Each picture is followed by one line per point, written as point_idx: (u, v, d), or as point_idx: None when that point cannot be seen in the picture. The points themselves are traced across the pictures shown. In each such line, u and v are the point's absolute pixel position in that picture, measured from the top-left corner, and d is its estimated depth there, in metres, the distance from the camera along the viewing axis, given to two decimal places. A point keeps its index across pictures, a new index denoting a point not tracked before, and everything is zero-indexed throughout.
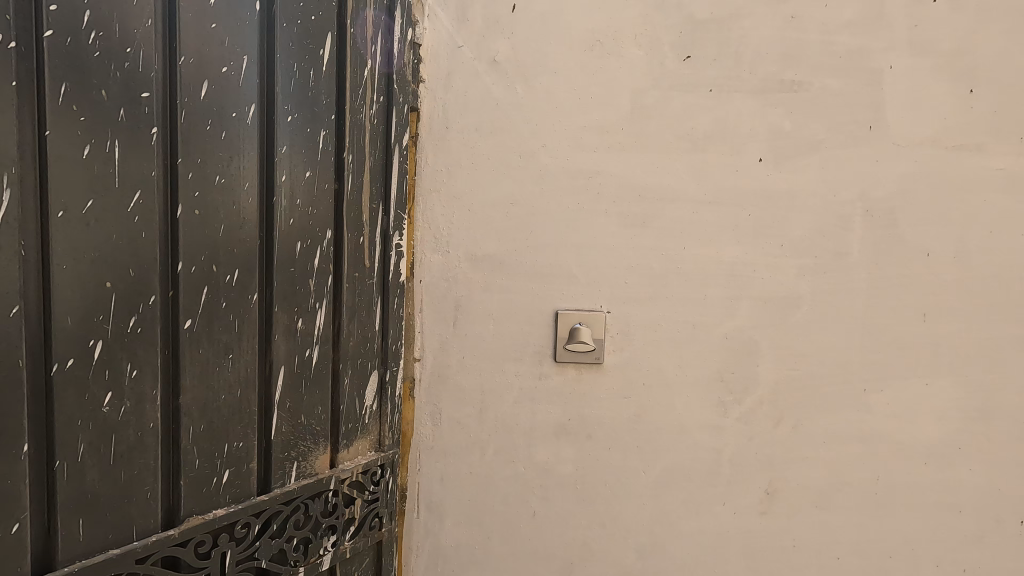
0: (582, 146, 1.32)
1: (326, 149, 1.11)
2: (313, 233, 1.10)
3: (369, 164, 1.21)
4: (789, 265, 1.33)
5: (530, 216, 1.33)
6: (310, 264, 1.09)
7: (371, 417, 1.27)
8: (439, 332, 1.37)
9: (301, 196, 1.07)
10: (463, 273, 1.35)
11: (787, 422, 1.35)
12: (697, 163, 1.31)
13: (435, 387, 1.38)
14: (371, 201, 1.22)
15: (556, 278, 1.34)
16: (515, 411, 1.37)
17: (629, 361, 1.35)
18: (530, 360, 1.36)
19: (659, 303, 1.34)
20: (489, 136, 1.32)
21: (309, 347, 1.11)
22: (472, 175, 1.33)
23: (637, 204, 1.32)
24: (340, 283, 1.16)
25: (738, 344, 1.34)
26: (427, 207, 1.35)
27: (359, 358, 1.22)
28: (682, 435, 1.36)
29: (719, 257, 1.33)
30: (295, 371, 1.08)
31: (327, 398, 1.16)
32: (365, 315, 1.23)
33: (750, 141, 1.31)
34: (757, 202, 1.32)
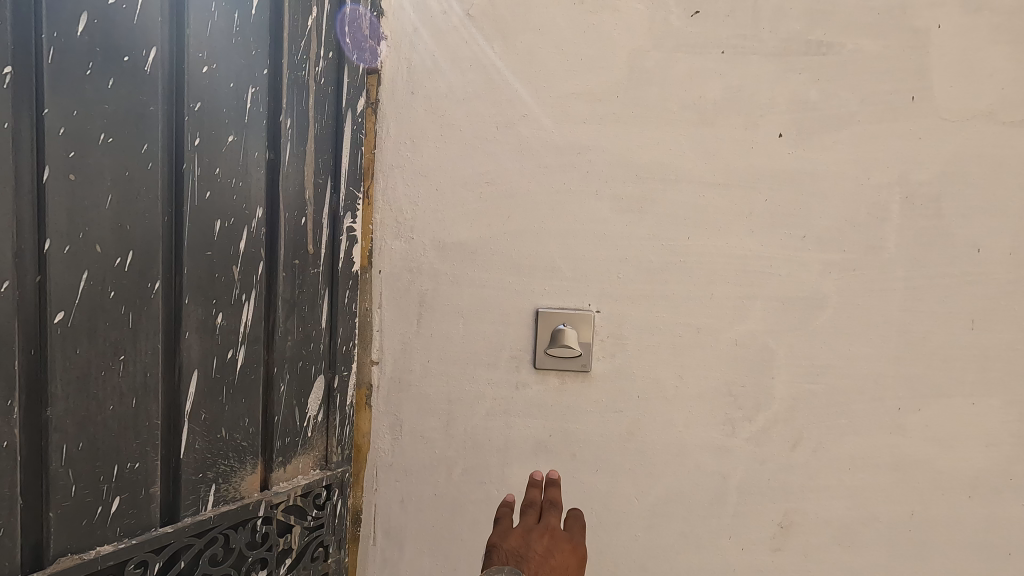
0: (569, 117, 1.12)
1: (256, 111, 0.92)
2: (238, 211, 0.91)
3: (315, 132, 1.03)
4: (812, 260, 1.12)
5: (508, 198, 1.14)
6: (234, 247, 0.91)
7: (314, 430, 1.08)
8: (400, 331, 1.18)
9: (221, 165, 0.88)
10: (430, 264, 1.16)
11: (805, 444, 1.16)
12: (705, 138, 1.11)
13: (395, 395, 1.19)
14: (316, 175, 1.04)
15: (537, 271, 1.15)
16: (488, 425, 1.18)
17: (621, 370, 1.16)
18: (506, 366, 1.16)
19: (657, 303, 1.14)
20: (461, 104, 1.13)
21: (232, 347, 0.92)
22: (441, 150, 1.14)
23: (634, 186, 1.12)
24: (275, 272, 0.98)
25: (750, 353, 1.15)
26: (389, 186, 1.16)
27: (300, 360, 1.04)
28: (682, 457, 1.17)
29: (729, 250, 1.13)
30: (213, 377, 0.90)
31: (257, 408, 0.97)
32: (307, 310, 1.04)
33: (769, 112, 1.11)
34: (775, 185, 1.11)
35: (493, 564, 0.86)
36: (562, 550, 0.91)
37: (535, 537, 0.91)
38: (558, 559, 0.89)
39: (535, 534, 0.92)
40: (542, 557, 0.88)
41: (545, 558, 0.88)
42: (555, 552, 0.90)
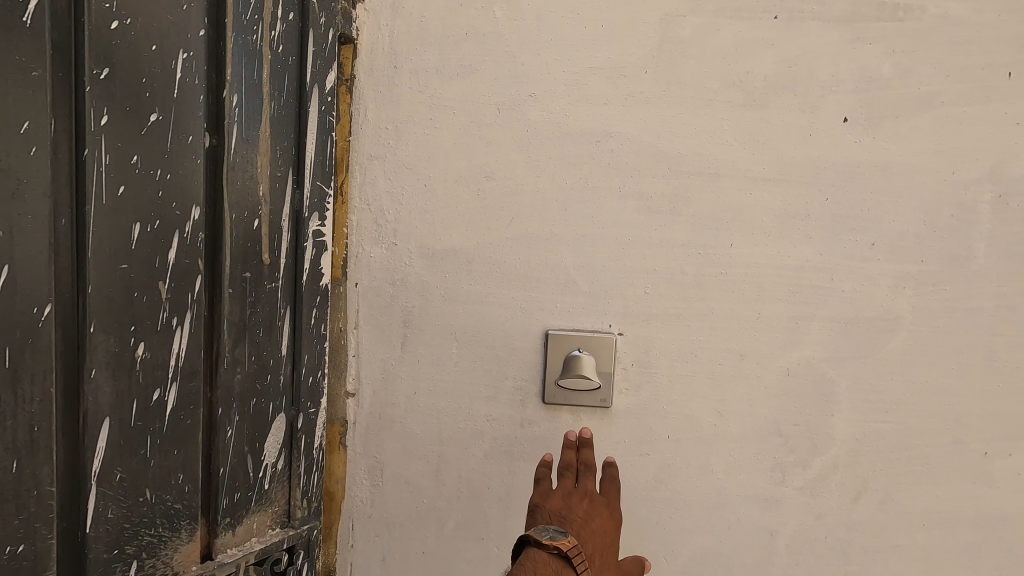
0: (586, 97, 0.92)
1: (189, 82, 0.71)
2: (166, 211, 0.71)
3: (271, 112, 0.81)
4: (881, 273, 0.92)
5: (512, 196, 0.94)
6: (161, 258, 0.71)
7: (272, 481, 0.88)
8: (381, 356, 0.98)
9: (140, 151, 0.67)
10: (416, 275, 0.96)
11: (870, 495, 0.96)
12: (753, 123, 0.91)
13: (374, 434, 0.99)
14: (273, 167, 0.83)
15: (547, 284, 0.94)
16: (486, 470, 0.98)
17: (647, 405, 0.95)
18: (509, 400, 0.96)
19: (692, 324, 0.94)
20: (454, 82, 0.93)
21: (158, 387, 0.72)
22: (430, 137, 0.94)
23: (665, 182, 0.92)
24: (218, 289, 0.77)
25: (805, 385, 0.94)
26: (367, 181, 0.96)
27: (253, 397, 0.83)
28: (720, 509, 0.97)
29: (781, 260, 0.92)
30: (132, 425, 0.70)
31: (194, 462, 0.77)
32: (263, 335, 0.84)
33: (832, 92, 0.90)
34: (838, 181, 0.91)
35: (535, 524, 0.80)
36: (601, 517, 0.83)
37: (575, 501, 0.82)
38: (599, 526, 0.81)
39: (576, 498, 0.83)
40: (582, 524, 0.80)
41: (586, 525, 0.80)
42: (595, 518, 0.82)
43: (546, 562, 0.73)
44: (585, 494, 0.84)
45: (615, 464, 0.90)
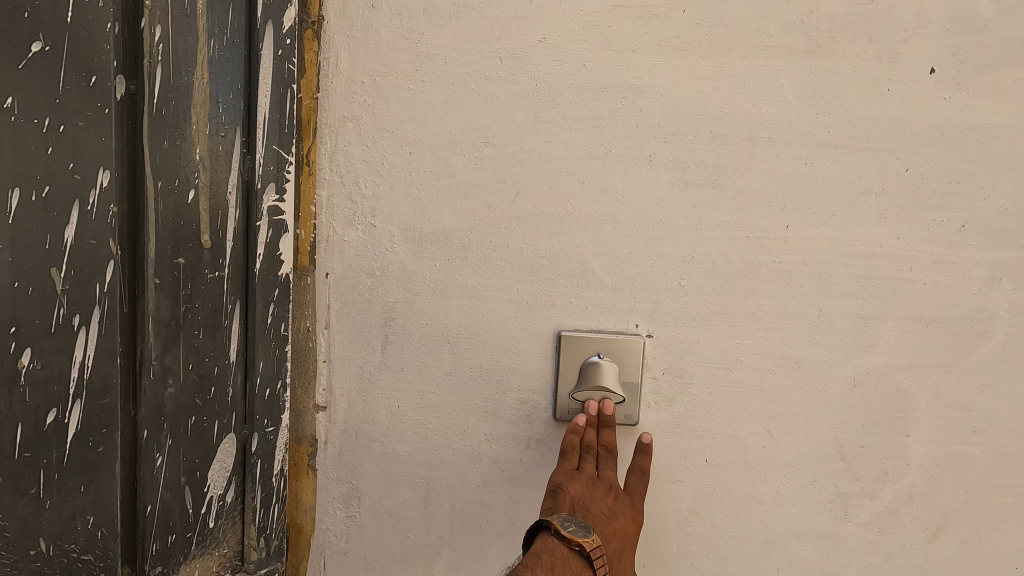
0: (609, 43, 0.74)
1: (88, 2, 0.53)
2: (57, 174, 0.53)
3: (210, 53, 0.64)
4: (974, 261, 0.74)
5: (517, 166, 0.76)
6: (53, 237, 0.54)
7: (220, 517, 0.71)
8: (357, 362, 0.80)
9: (16, 94, 0.51)
10: (400, 264, 0.79)
11: (951, 532, 0.78)
12: (816, 75, 0.73)
13: (350, 455, 0.82)
14: (215, 124, 0.65)
15: (559, 274, 0.77)
16: (485, 500, 0.81)
17: (681, 423, 0.78)
18: (512, 416, 0.79)
19: (738, 324, 0.77)
20: (445, 24, 0.75)
21: (54, 407, 0.55)
22: (416, 92, 0.76)
23: (706, 149, 0.74)
24: (140, 280, 0.60)
25: (876, 400, 0.77)
26: (339, 147, 0.78)
27: (190, 416, 0.66)
28: (768, 548, 0.80)
29: (849, 245, 0.75)
30: (16, 457, 0.54)
31: (111, 502, 0.59)
32: (204, 339, 0.67)
33: (917, 35, 0.72)
34: (922, 147, 0.73)
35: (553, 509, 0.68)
36: (624, 518, 0.70)
37: (600, 494, 0.70)
38: (621, 527, 0.70)
39: (600, 490, 0.71)
40: (605, 520, 0.68)
41: (608, 524, 0.69)
42: (618, 517, 0.70)
43: (564, 559, 0.64)
44: (610, 489, 0.71)
45: (648, 454, 0.75)
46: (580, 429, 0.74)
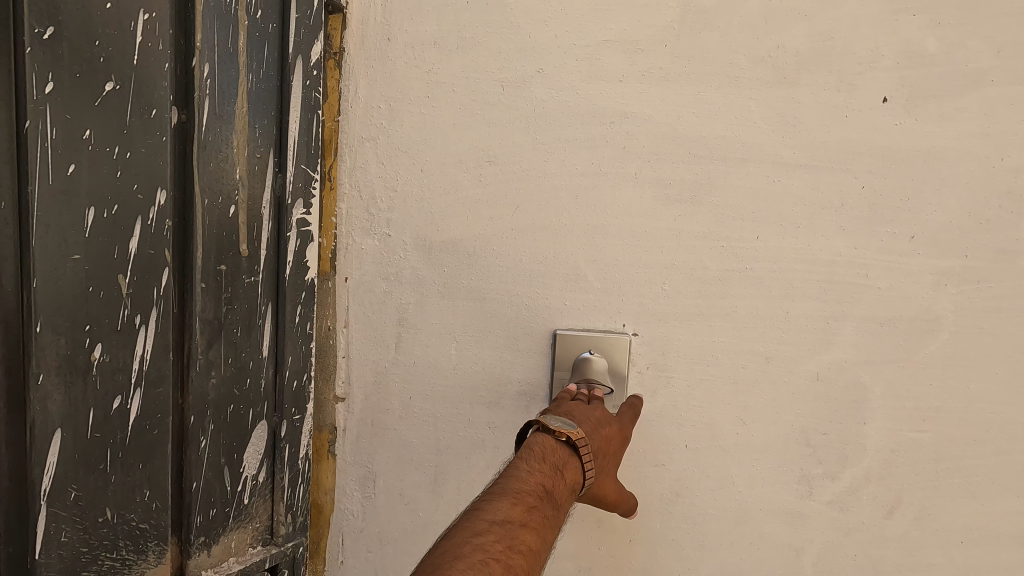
0: (599, 73, 0.83)
1: (150, 46, 0.62)
2: (125, 194, 0.62)
3: (249, 85, 0.72)
4: (922, 268, 0.83)
5: (517, 183, 0.85)
6: (120, 248, 0.62)
7: (253, 495, 0.80)
8: (373, 358, 0.89)
9: (93, 126, 0.59)
10: (411, 269, 0.87)
11: (905, 511, 0.87)
12: (782, 103, 0.82)
13: (366, 441, 0.91)
14: (252, 148, 0.74)
15: (554, 279, 0.86)
16: (487, 482, 0.89)
17: (663, 412, 0.88)
18: (512, 406, 0.88)
19: (714, 324, 0.86)
20: (453, 55, 0.84)
21: (119, 394, 0.64)
22: (426, 115, 0.85)
23: (685, 168, 0.84)
24: (188, 283, 0.69)
25: (837, 391, 0.86)
26: (358, 164, 0.87)
27: (228, 403, 0.75)
28: (742, 524, 0.89)
29: (812, 254, 0.84)
30: (88, 437, 0.62)
31: (164, 477, 0.69)
32: (241, 335, 0.75)
33: (871, 68, 0.81)
34: (876, 166, 0.83)
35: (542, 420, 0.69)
36: (609, 430, 0.72)
37: (584, 409, 0.72)
38: (607, 436, 0.71)
39: (583, 407, 0.73)
40: (590, 426, 0.70)
41: (596, 429, 0.70)
42: (604, 428, 0.71)
43: (554, 449, 0.63)
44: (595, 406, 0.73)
45: (638, 399, 0.84)
46: (572, 391, 0.80)
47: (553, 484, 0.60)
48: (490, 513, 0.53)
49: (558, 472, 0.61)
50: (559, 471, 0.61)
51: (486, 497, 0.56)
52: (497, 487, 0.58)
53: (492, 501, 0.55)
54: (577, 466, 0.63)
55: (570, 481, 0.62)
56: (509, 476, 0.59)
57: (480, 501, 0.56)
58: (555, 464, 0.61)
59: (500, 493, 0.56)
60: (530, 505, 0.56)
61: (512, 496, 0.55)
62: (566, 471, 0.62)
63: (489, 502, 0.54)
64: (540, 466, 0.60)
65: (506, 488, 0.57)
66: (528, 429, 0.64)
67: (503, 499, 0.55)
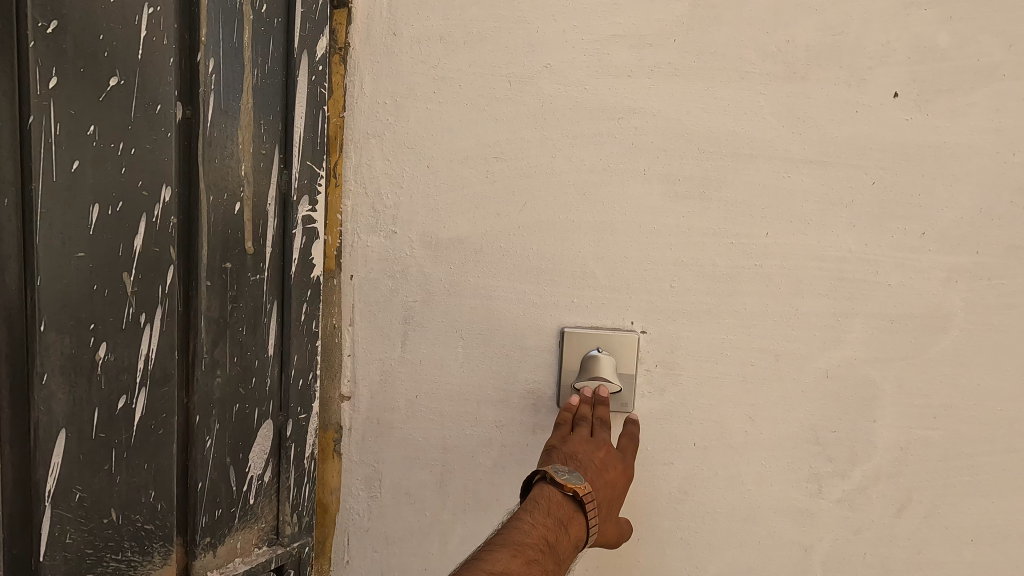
0: (607, 68, 0.82)
1: (155, 41, 0.61)
2: (129, 190, 0.61)
3: (254, 80, 0.71)
4: (933, 264, 0.83)
5: (524, 179, 0.84)
6: (125, 245, 0.62)
7: (258, 495, 0.79)
8: (379, 356, 0.89)
9: (97, 122, 0.59)
10: (418, 267, 0.87)
11: (915, 509, 0.87)
12: (792, 98, 0.82)
13: (372, 440, 0.90)
14: (257, 144, 0.73)
15: (562, 277, 0.86)
16: (494, 482, 0.89)
17: (672, 410, 0.87)
18: (519, 404, 0.88)
19: (723, 321, 0.85)
20: (459, 50, 0.83)
21: (123, 394, 0.63)
22: (433, 112, 0.84)
23: (694, 164, 0.83)
24: (193, 281, 0.68)
25: (847, 389, 0.85)
26: (363, 161, 0.86)
27: (233, 402, 0.74)
28: (750, 523, 0.89)
29: (822, 250, 0.83)
30: (93, 437, 0.62)
31: (169, 478, 0.68)
32: (246, 334, 0.74)
33: (882, 63, 0.81)
34: (887, 162, 0.82)
35: (550, 461, 0.73)
36: (615, 470, 0.76)
37: (593, 449, 0.75)
38: (612, 479, 0.75)
39: (592, 444, 0.76)
40: (596, 470, 0.73)
41: (600, 474, 0.74)
42: (609, 470, 0.75)
43: (559, 503, 0.68)
44: (602, 443, 0.76)
45: (634, 422, 0.84)
46: (573, 407, 0.81)
47: (554, 539, 0.65)
48: (490, 565, 0.59)
49: (561, 526, 0.66)
50: (562, 525, 0.66)
51: (489, 548, 0.62)
52: (501, 538, 0.63)
53: (493, 553, 0.61)
54: (581, 519, 0.68)
55: (573, 535, 0.67)
56: (513, 528, 0.65)
57: (483, 550, 0.62)
58: (558, 519, 0.66)
59: (501, 545, 0.62)
60: (530, 558, 0.62)
61: (513, 550, 0.61)
62: (569, 525, 0.67)
63: (491, 554, 0.61)
64: (544, 520, 0.66)
65: (509, 540, 0.63)
66: (537, 476, 0.69)
67: (504, 551, 0.61)
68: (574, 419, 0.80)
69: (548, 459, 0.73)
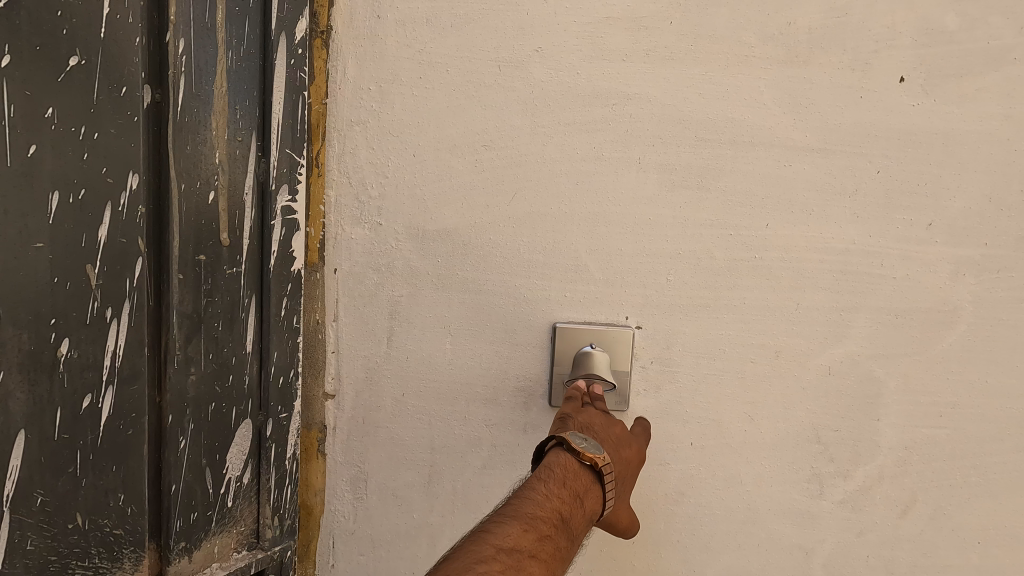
0: (600, 53, 0.79)
1: (120, 18, 0.58)
2: (92, 178, 0.58)
3: (228, 64, 0.68)
4: (941, 257, 0.79)
5: (514, 168, 0.81)
6: (89, 236, 0.58)
7: (237, 497, 0.76)
8: (364, 353, 0.85)
9: (56, 104, 0.55)
10: (404, 259, 0.83)
11: (920, 511, 0.83)
12: (794, 83, 0.78)
13: (358, 440, 0.87)
14: (232, 130, 0.70)
15: (554, 270, 0.82)
16: (484, 483, 0.86)
17: (668, 409, 0.84)
18: (510, 403, 0.84)
19: (721, 316, 0.82)
20: (446, 33, 0.80)
21: (89, 393, 0.60)
22: (419, 98, 0.81)
23: (691, 152, 0.80)
24: (165, 275, 0.65)
25: (850, 386, 0.82)
26: (346, 150, 0.83)
27: (209, 401, 0.71)
28: (749, 525, 0.86)
29: (825, 243, 0.80)
30: (55, 438, 0.58)
31: (140, 480, 0.65)
32: (222, 330, 0.71)
33: (887, 46, 0.77)
34: (892, 150, 0.78)
35: (564, 431, 0.67)
36: (627, 451, 0.71)
37: (604, 425, 0.71)
38: (624, 457, 0.70)
39: (602, 422, 0.71)
40: (609, 447, 0.68)
41: (613, 450, 0.69)
42: (621, 449, 0.70)
43: (576, 474, 0.61)
44: (612, 423, 0.72)
45: (647, 421, 0.81)
46: (582, 390, 0.78)
47: (569, 512, 0.58)
48: (500, 539, 0.52)
49: (576, 500, 0.60)
50: (577, 498, 0.60)
51: (498, 520, 0.55)
52: (511, 509, 0.56)
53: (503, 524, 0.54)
54: (596, 494, 0.62)
55: (589, 510, 0.61)
56: (525, 498, 0.58)
57: (490, 522, 0.55)
58: (574, 491, 0.60)
59: (512, 517, 0.55)
60: (543, 534, 0.55)
61: (525, 522, 0.54)
62: (585, 499, 0.61)
63: (501, 524, 0.54)
64: (559, 490, 0.59)
65: (520, 511, 0.56)
66: (553, 444, 0.63)
67: (516, 522, 0.54)
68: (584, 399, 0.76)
69: (562, 427, 0.67)
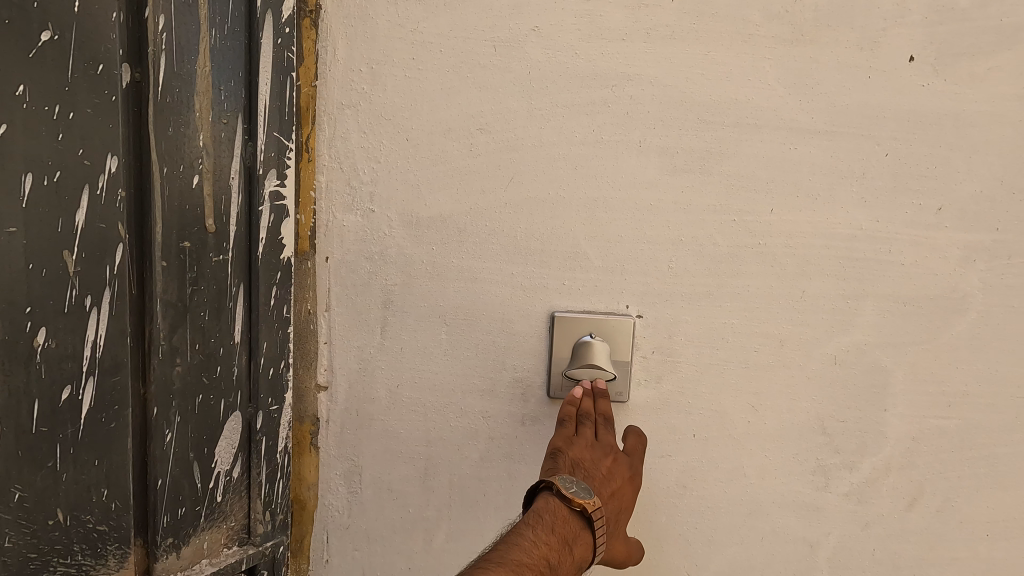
0: (600, 32, 0.76)
1: None
2: (68, 161, 0.56)
3: (212, 41, 0.65)
4: (950, 242, 0.77)
5: (510, 152, 0.78)
6: (65, 221, 0.57)
7: (227, 492, 0.74)
8: (357, 344, 0.83)
9: (28, 84, 0.54)
10: (398, 247, 0.81)
11: (927, 503, 0.81)
12: (800, 63, 0.75)
13: (352, 433, 0.85)
14: (217, 111, 0.66)
15: (552, 258, 0.80)
16: (482, 476, 0.84)
17: (670, 400, 0.82)
18: (508, 394, 0.82)
19: (724, 304, 0.80)
20: (440, 12, 0.77)
21: (68, 384, 0.58)
22: (412, 80, 0.78)
23: (694, 135, 0.77)
24: (147, 262, 0.62)
25: (856, 375, 0.80)
26: (337, 134, 0.80)
27: (196, 393, 0.68)
28: (753, 518, 0.84)
29: (832, 228, 0.78)
30: (33, 431, 0.57)
31: (124, 475, 0.62)
32: (209, 319, 0.69)
33: (897, 24, 0.74)
34: (901, 133, 0.76)
35: (555, 471, 0.69)
36: (623, 478, 0.72)
37: (599, 457, 0.71)
38: (618, 489, 0.71)
39: (597, 452, 0.72)
40: (603, 482, 0.70)
41: (606, 485, 0.70)
42: (616, 479, 0.71)
43: (565, 519, 0.64)
44: (608, 450, 0.73)
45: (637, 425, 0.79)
46: (575, 401, 0.76)
47: (557, 559, 0.62)
48: None
49: (565, 545, 0.63)
50: (566, 544, 0.63)
51: (485, 567, 0.58)
52: (499, 555, 0.60)
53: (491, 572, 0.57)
54: (586, 537, 0.65)
55: (577, 554, 0.64)
56: (513, 544, 0.61)
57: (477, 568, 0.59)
58: (562, 537, 0.63)
59: (499, 563, 0.59)
60: None
61: (512, 571, 0.58)
62: (574, 544, 0.64)
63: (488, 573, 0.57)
64: (547, 538, 0.62)
65: (508, 559, 0.59)
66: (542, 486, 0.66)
67: (503, 569, 0.58)
68: (578, 416, 0.74)
69: (553, 467, 0.69)
